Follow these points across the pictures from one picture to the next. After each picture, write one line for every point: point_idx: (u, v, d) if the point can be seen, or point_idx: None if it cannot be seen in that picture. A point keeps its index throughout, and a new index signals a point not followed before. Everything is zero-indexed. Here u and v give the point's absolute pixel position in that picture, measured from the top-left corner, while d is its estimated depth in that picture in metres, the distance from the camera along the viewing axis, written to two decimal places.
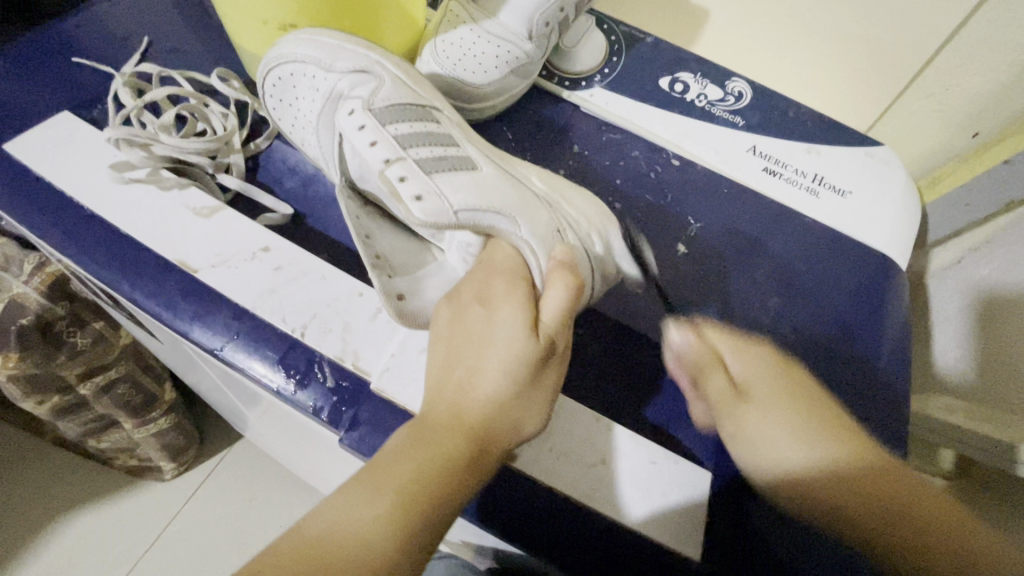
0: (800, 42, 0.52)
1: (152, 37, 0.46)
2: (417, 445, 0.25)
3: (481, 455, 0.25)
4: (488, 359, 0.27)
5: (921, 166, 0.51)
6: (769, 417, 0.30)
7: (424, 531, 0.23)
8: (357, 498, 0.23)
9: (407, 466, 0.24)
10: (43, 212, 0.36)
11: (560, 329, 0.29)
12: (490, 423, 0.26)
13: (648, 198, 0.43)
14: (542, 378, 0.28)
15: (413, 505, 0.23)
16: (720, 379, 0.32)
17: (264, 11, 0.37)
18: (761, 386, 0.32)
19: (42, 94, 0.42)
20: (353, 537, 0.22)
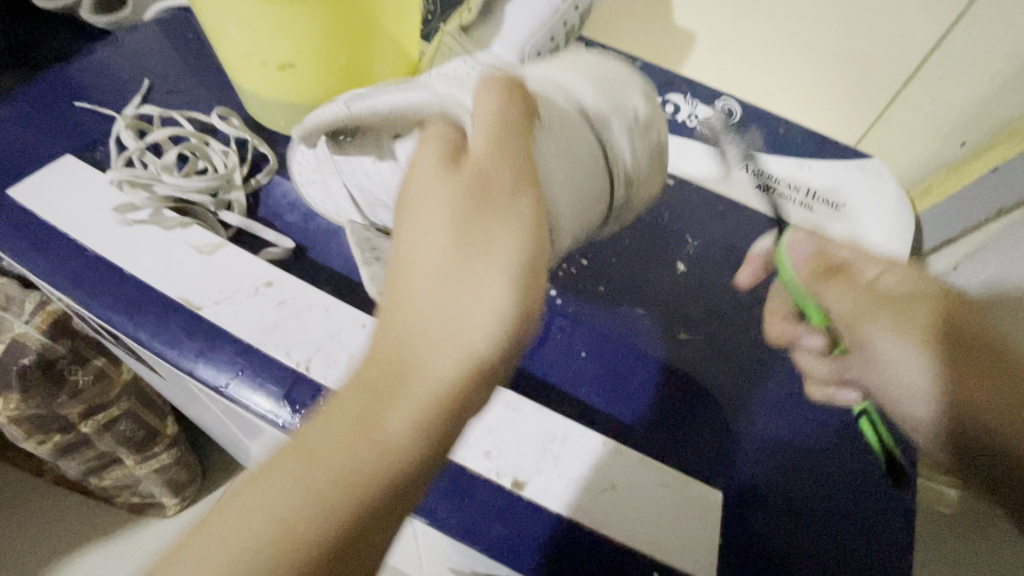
0: (785, 60, 0.54)
1: (151, 79, 0.48)
2: (333, 431, 0.22)
3: (423, 437, 0.22)
4: (427, 288, 0.24)
5: (911, 176, 0.52)
6: (897, 340, 0.33)
7: (355, 502, 0.21)
8: (281, 475, 0.21)
9: (324, 461, 0.21)
10: (47, 255, 0.37)
11: (525, 264, 0.25)
12: (435, 366, 0.23)
13: (646, 216, 0.43)
14: (494, 323, 0.24)
15: (340, 478, 0.21)
16: (854, 301, 0.36)
17: (263, 53, 0.37)
18: (861, 308, 0.35)
19: (44, 137, 0.43)
20: (276, 518, 0.20)
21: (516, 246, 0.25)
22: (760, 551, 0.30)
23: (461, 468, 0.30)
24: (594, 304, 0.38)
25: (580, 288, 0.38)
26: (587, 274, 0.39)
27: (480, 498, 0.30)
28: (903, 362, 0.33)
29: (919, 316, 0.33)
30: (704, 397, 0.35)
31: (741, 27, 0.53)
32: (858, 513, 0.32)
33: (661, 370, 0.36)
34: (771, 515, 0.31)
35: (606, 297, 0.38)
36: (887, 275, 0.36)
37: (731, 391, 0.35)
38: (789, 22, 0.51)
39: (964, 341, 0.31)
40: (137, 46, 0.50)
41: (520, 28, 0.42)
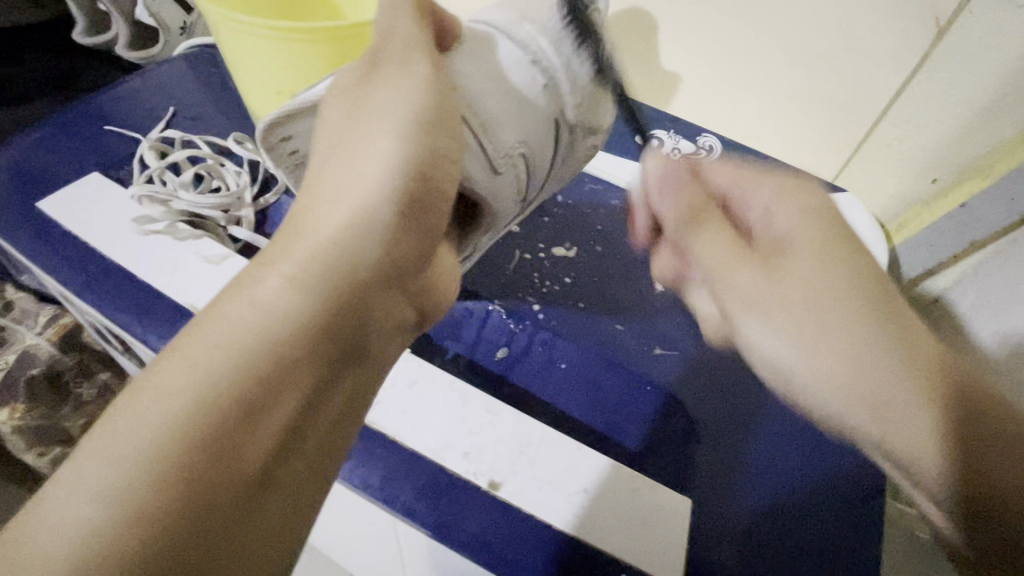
0: (763, 103, 0.57)
1: (175, 107, 0.52)
2: (187, 356, 0.22)
3: (292, 332, 0.24)
4: (323, 200, 0.27)
5: (888, 211, 0.55)
6: (817, 265, 0.31)
7: (263, 379, 0.23)
8: (173, 375, 0.21)
9: (181, 383, 0.21)
10: (67, 263, 0.40)
11: (419, 109, 0.28)
12: (325, 248, 0.26)
13: (627, 240, 0.45)
14: (387, 180, 0.28)
15: (241, 368, 0.22)
16: (742, 268, 0.33)
17: (278, 83, 0.41)
18: (802, 239, 0.32)
19: (73, 157, 0.47)
20: (168, 409, 0.21)
21: (406, 100, 0.28)
22: (728, 560, 0.31)
23: (441, 468, 0.32)
24: (575, 319, 0.40)
25: (561, 305, 0.40)
26: (569, 291, 0.41)
27: (457, 498, 0.31)
28: (792, 313, 0.31)
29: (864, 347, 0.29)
30: (679, 410, 0.36)
31: (722, 71, 0.57)
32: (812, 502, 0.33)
33: (638, 382, 0.37)
34: (744, 525, 0.32)
35: (586, 312, 0.40)
36: (775, 211, 0.34)
37: (706, 406, 0.37)
38: (766, 66, 0.54)
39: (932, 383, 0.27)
40: (164, 78, 0.54)
41: None
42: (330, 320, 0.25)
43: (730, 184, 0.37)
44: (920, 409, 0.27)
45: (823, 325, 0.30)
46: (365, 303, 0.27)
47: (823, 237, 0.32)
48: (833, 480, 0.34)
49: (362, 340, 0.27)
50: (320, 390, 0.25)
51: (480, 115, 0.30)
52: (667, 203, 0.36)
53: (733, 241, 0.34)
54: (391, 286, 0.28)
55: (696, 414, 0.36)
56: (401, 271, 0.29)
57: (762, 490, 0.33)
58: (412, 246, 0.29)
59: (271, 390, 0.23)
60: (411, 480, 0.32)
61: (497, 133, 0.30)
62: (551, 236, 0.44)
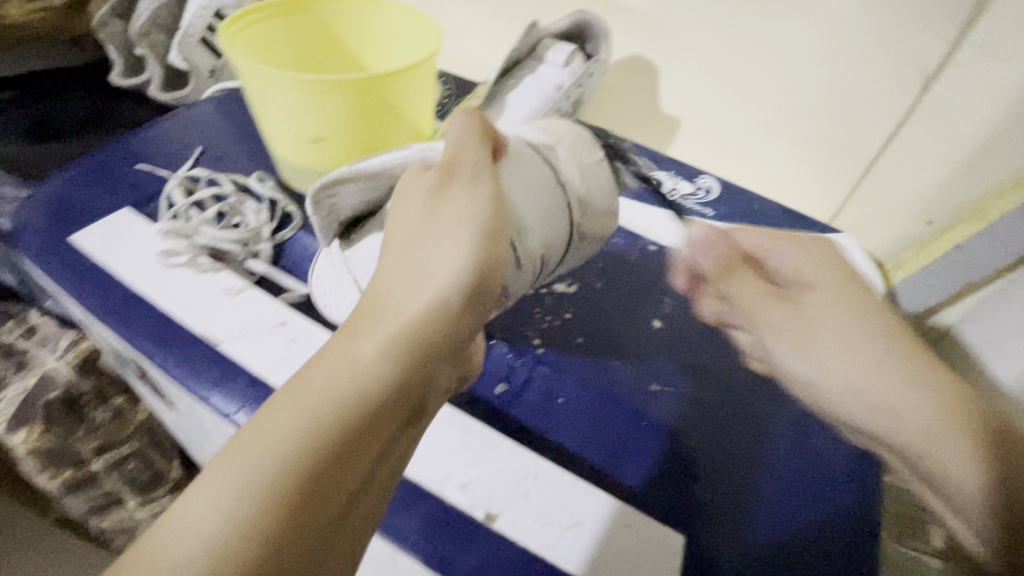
0: (760, 146, 0.59)
1: (202, 147, 0.55)
2: (297, 403, 0.23)
3: (382, 403, 0.25)
4: (404, 276, 0.28)
5: (887, 251, 0.56)
6: (829, 302, 0.35)
7: (354, 440, 0.24)
8: (283, 421, 0.23)
9: (290, 430, 0.22)
10: (95, 292, 0.42)
11: (485, 219, 0.30)
12: (409, 330, 0.26)
13: (627, 278, 0.46)
14: (455, 273, 0.28)
15: (337, 421, 0.23)
16: (772, 304, 0.37)
17: (298, 128, 0.44)
18: (823, 289, 0.35)
19: (106, 193, 0.50)
20: (276, 453, 0.22)
21: (474, 207, 0.30)
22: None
23: (441, 498, 0.33)
24: (574, 355, 0.41)
25: (561, 340, 0.42)
26: (568, 327, 0.43)
27: (457, 528, 0.32)
28: (845, 358, 0.33)
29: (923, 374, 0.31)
30: (674, 445, 0.37)
31: (720, 116, 0.59)
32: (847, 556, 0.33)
33: (635, 417, 0.38)
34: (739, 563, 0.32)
35: (584, 347, 0.42)
36: (802, 266, 0.36)
37: (702, 443, 0.37)
38: (762, 112, 0.56)
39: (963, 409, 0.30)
40: (194, 120, 0.58)
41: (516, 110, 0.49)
42: (406, 387, 0.26)
43: (763, 244, 0.38)
44: (952, 432, 0.29)
45: (852, 355, 0.33)
46: (432, 370, 0.27)
47: (842, 297, 0.34)
48: (852, 526, 0.34)
49: (428, 400, 0.28)
50: (390, 449, 0.26)
51: (520, 226, 0.33)
52: (702, 262, 0.39)
53: (760, 282, 0.38)
54: (454, 349, 0.29)
55: (692, 449, 0.37)
56: (459, 352, 0.29)
57: (757, 527, 0.34)
58: (476, 317, 0.30)
59: (356, 448, 0.24)
60: (411, 511, 0.32)
61: (528, 239, 0.33)
62: (552, 273, 0.46)
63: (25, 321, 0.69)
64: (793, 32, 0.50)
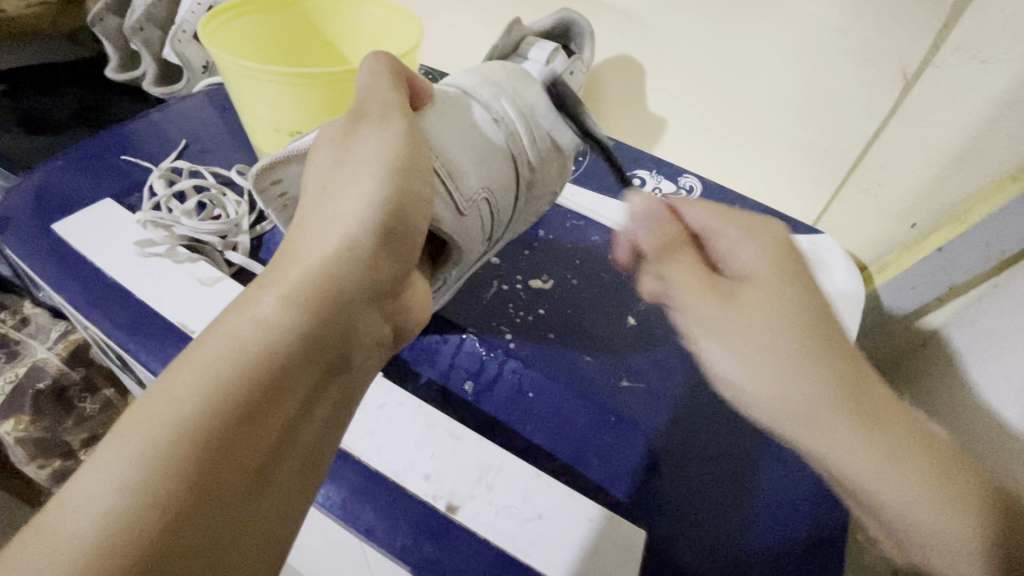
0: (746, 146, 0.59)
1: (188, 139, 0.56)
2: (196, 365, 0.23)
3: (287, 349, 0.25)
4: (322, 232, 0.29)
5: (869, 254, 0.56)
6: (770, 299, 0.32)
7: (261, 389, 0.24)
8: (181, 381, 0.22)
9: (189, 389, 0.22)
10: (74, 280, 0.43)
11: (395, 158, 0.31)
12: (323, 281, 0.27)
13: (604, 275, 0.46)
14: (367, 208, 0.30)
15: (240, 377, 0.23)
16: (703, 296, 0.35)
17: (277, 122, 0.45)
18: (766, 275, 0.33)
19: (89, 183, 0.50)
20: (175, 413, 0.21)
21: (385, 148, 0.31)
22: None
23: (402, 488, 0.33)
24: (545, 349, 0.41)
25: (534, 335, 0.42)
26: (540, 323, 0.43)
27: (417, 518, 0.32)
28: (781, 377, 0.31)
29: (858, 381, 0.30)
30: (641, 440, 0.37)
31: (706, 115, 0.59)
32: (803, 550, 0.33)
33: (603, 413, 0.38)
34: (700, 559, 0.32)
35: (556, 342, 0.41)
36: (742, 248, 0.35)
37: (670, 439, 0.37)
38: (746, 113, 0.56)
39: (897, 426, 0.29)
40: (181, 112, 0.58)
41: None
42: (321, 330, 0.26)
43: (706, 225, 0.38)
44: (885, 442, 0.28)
45: (789, 364, 0.30)
46: (351, 317, 0.28)
47: (781, 295, 0.32)
48: (813, 523, 0.34)
49: (352, 351, 0.29)
50: (311, 397, 0.26)
51: (448, 164, 0.33)
52: (646, 239, 0.39)
53: (703, 277, 0.36)
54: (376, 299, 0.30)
55: (660, 446, 0.37)
56: (381, 293, 0.30)
57: (720, 523, 0.34)
58: (397, 262, 0.31)
59: (273, 394, 0.24)
60: (373, 501, 0.33)
61: (463, 182, 0.33)
62: (529, 269, 0.46)
63: (18, 311, 0.70)
64: (778, 32, 0.50)
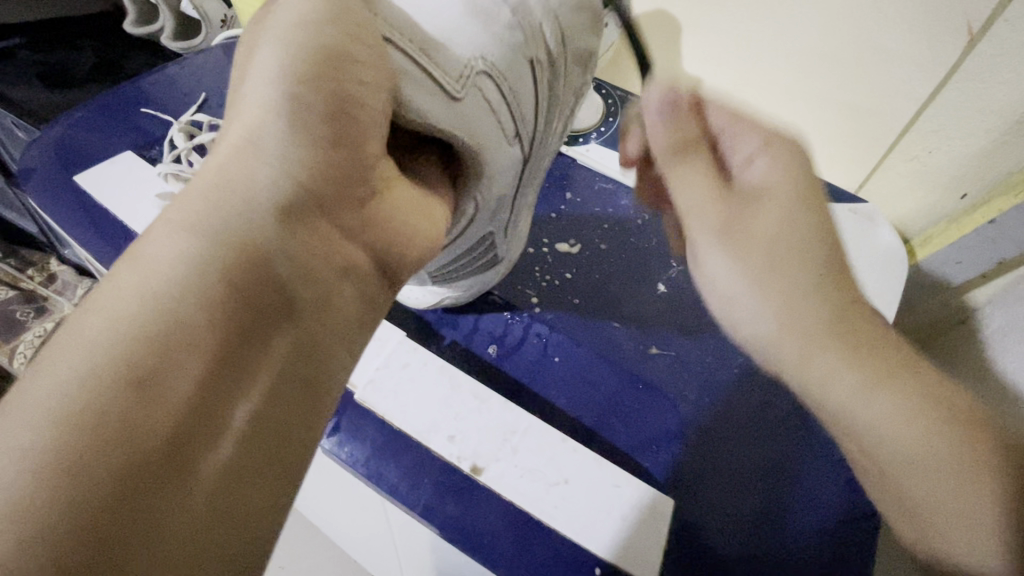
0: (786, 109, 0.55)
1: (207, 93, 0.54)
2: (82, 328, 0.17)
3: (197, 279, 0.18)
4: (233, 141, 0.21)
5: (914, 226, 0.53)
6: (781, 219, 0.29)
7: (170, 336, 0.17)
8: (61, 352, 0.16)
9: (68, 358, 0.16)
10: (98, 233, 0.43)
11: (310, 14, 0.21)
12: (239, 189, 0.20)
13: (633, 239, 0.45)
14: (277, 95, 0.21)
15: (138, 326, 0.17)
16: (713, 208, 0.30)
17: None
18: (785, 187, 0.30)
19: (110, 135, 0.50)
20: (51, 390, 0.15)
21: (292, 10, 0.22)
22: (704, 554, 0.31)
23: (425, 448, 0.33)
24: (570, 313, 0.40)
25: (559, 300, 0.40)
26: (566, 288, 0.41)
27: (440, 477, 0.32)
28: (785, 305, 0.28)
29: (910, 381, 0.27)
30: (670, 409, 0.36)
31: (744, 74, 0.55)
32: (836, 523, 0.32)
33: (629, 381, 0.37)
34: (725, 529, 0.32)
35: (581, 308, 0.40)
36: (760, 159, 0.31)
37: (700, 411, 0.36)
38: (788, 73, 0.53)
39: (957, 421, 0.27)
40: (201, 65, 0.57)
41: None
42: (235, 272, 0.18)
43: (726, 126, 0.33)
44: (937, 442, 0.27)
45: (795, 288, 0.28)
46: (290, 234, 0.20)
47: (773, 213, 0.29)
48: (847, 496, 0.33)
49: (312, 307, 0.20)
50: (249, 355, 0.19)
51: (417, 35, 0.24)
52: (657, 135, 0.32)
53: (711, 175, 0.31)
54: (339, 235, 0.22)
55: (687, 415, 0.36)
56: (337, 192, 0.22)
57: (751, 494, 0.33)
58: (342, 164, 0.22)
59: (158, 366, 0.16)
60: (397, 459, 0.33)
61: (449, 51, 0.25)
62: (556, 232, 0.45)
63: (46, 268, 0.71)
64: None
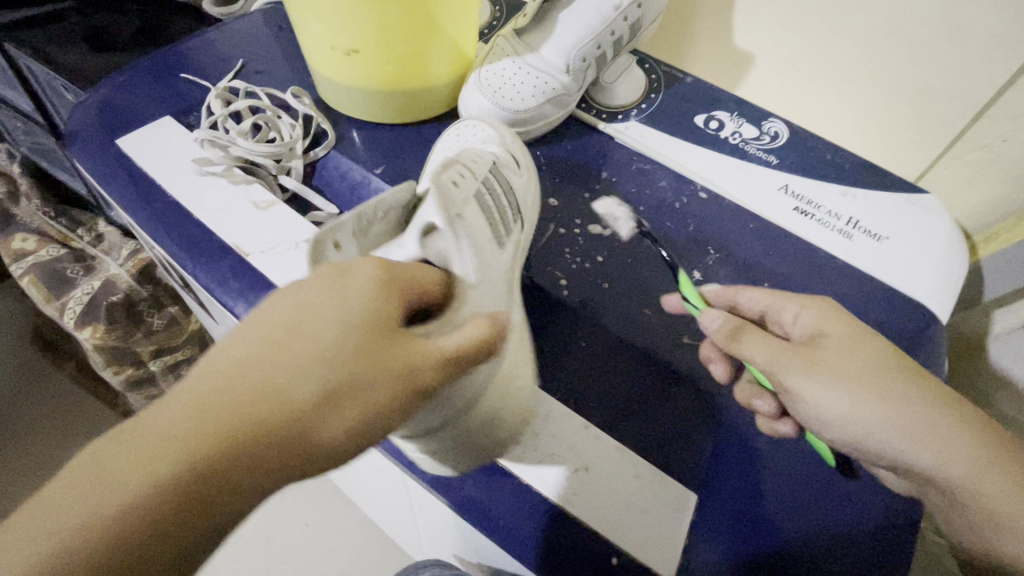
0: (843, 89, 0.52)
1: (245, 60, 0.54)
2: (176, 419, 0.20)
3: (259, 404, 0.20)
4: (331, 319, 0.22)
5: (976, 222, 0.49)
6: (856, 355, 0.30)
7: (209, 469, 0.19)
8: (161, 445, 0.19)
9: (145, 471, 0.19)
10: (137, 197, 0.43)
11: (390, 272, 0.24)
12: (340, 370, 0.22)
13: (668, 224, 0.43)
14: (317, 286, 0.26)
15: (207, 448, 0.19)
16: (788, 355, 0.31)
17: (331, 38, 0.41)
18: (835, 330, 0.31)
19: (148, 100, 0.50)
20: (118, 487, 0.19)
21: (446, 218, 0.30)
22: (727, 551, 0.30)
23: None
24: (600, 297, 0.39)
25: (588, 282, 0.39)
26: (596, 270, 0.40)
27: None
28: (883, 404, 0.29)
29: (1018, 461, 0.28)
30: (698, 401, 0.35)
31: (801, 49, 0.52)
32: (867, 530, 0.31)
33: (657, 368, 0.36)
34: (748, 528, 0.30)
35: (612, 293, 0.39)
36: (802, 312, 0.33)
37: (727, 402, 0.35)
38: (849, 49, 0.49)
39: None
40: (238, 31, 0.57)
41: (567, 33, 0.43)
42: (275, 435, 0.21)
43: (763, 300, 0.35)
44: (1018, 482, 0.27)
45: (925, 430, 0.28)
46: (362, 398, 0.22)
47: (864, 344, 0.30)
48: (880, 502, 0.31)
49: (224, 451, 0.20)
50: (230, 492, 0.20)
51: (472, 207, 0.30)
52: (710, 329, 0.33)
53: (781, 346, 0.31)
54: (253, 443, 0.20)
55: (714, 407, 0.35)
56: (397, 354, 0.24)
57: (779, 495, 0.32)
58: (286, 394, 0.21)
59: (202, 494, 0.19)
60: None
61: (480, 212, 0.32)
62: (588, 212, 0.43)
63: (96, 225, 0.81)
64: None
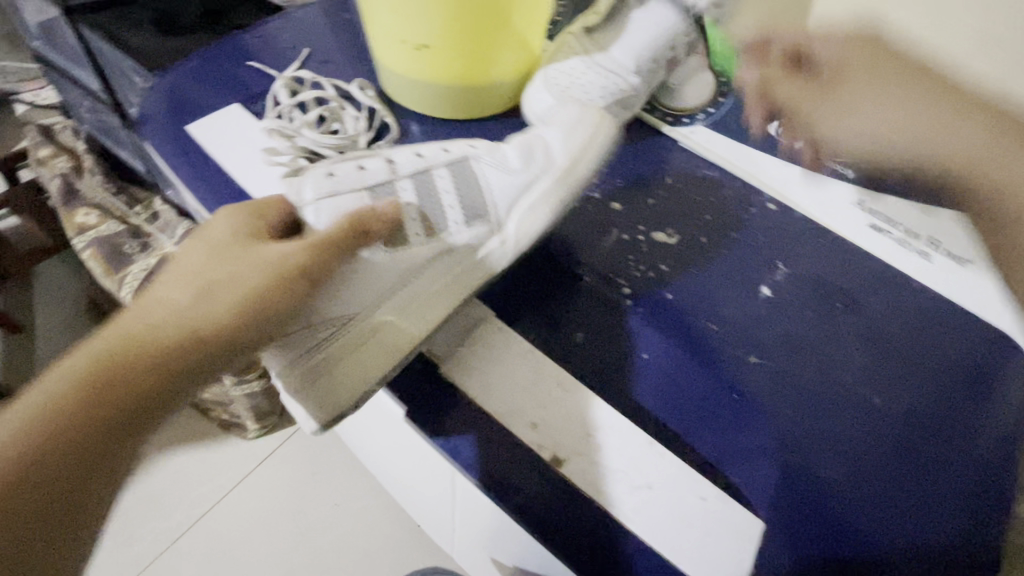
0: None
1: (310, 50, 0.55)
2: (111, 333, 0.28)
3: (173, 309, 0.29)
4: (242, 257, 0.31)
5: None
6: (863, 84, 0.36)
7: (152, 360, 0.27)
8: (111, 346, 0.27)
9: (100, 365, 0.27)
10: (206, 185, 0.44)
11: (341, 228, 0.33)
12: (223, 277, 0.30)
13: (735, 236, 0.42)
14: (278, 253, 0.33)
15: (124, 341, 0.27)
16: (799, 85, 0.39)
17: (402, 32, 0.41)
18: (854, 58, 0.36)
19: (217, 87, 0.51)
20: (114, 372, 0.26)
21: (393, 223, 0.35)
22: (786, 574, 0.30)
23: (506, 431, 0.33)
24: (664, 308, 0.38)
25: (652, 292, 0.38)
26: (660, 280, 0.39)
27: (519, 462, 0.32)
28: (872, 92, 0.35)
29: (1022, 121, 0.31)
30: (766, 424, 0.34)
31: None
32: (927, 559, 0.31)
33: (722, 388, 0.35)
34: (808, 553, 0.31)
35: (677, 305, 0.38)
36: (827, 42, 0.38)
37: (794, 425, 0.34)
38: None
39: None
40: (303, 20, 0.57)
41: (637, 35, 0.43)
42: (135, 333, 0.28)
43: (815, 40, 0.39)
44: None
45: (904, 93, 0.34)
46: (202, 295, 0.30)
47: (882, 75, 0.35)
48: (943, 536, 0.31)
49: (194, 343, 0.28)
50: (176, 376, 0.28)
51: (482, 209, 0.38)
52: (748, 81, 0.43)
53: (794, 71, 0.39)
54: (142, 345, 0.27)
55: (784, 430, 0.33)
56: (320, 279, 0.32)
57: (843, 522, 0.31)
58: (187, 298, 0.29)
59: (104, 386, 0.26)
60: (474, 438, 0.33)
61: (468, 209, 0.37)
62: (652, 220, 0.42)
63: (151, 207, 0.82)
64: None
